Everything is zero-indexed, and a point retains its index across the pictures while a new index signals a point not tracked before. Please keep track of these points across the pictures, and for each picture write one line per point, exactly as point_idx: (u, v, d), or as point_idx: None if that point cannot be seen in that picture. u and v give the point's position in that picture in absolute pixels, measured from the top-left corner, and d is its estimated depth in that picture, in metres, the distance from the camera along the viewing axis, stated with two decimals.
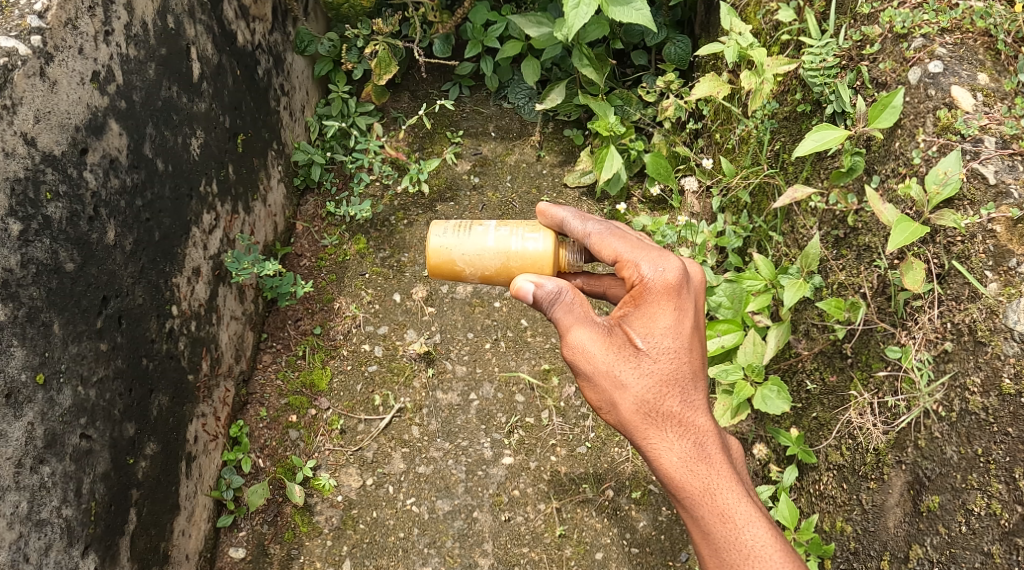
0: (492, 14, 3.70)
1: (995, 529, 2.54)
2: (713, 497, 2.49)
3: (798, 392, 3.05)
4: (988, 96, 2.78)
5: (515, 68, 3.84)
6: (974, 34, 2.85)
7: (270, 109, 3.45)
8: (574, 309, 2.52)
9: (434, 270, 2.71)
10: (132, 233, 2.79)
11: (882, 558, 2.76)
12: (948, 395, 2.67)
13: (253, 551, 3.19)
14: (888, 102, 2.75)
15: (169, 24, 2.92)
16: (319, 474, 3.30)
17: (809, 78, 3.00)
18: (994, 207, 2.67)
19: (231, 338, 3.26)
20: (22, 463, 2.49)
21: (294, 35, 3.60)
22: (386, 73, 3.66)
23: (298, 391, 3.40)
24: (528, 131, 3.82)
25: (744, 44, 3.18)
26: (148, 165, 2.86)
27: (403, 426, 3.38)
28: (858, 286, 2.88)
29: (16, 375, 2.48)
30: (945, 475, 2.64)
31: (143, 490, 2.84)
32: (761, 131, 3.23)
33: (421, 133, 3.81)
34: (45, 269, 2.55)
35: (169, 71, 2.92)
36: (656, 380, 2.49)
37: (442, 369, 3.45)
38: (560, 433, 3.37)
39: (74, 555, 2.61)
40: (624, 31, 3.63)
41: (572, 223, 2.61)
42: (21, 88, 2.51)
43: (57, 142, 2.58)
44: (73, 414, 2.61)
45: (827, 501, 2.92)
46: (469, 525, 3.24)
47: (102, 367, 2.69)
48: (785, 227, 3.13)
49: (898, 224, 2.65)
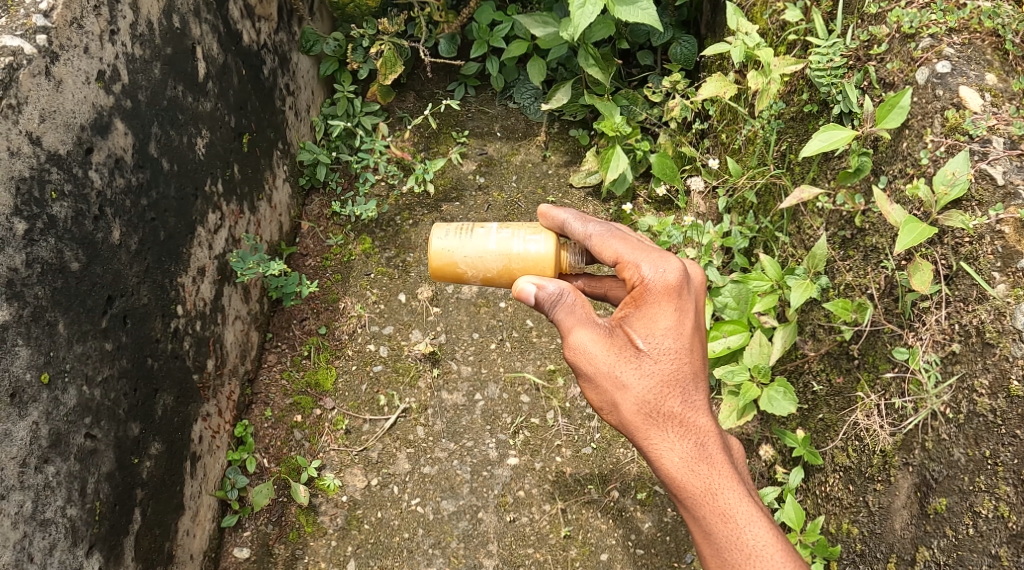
0: (497, 14, 3.70)
1: (1003, 531, 2.53)
2: (714, 497, 2.48)
3: (804, 393, 3.03)
4: (996, 96, 2.76)
5: (520, 68, 3.83)
6: (982, 34, 2.83)
7: (276, 108, 3.44)
8: (576, 310, 2.51)
9: (436, 273, 2.71)
10: (137, 232, 2.79)
11: (889, 560, 2.74)
12: (956, 396, 2.65)
13: (257, 551, 3.18)
14: (895, 102, 2.73)
15: (174, 23, 2.92)
16: (323, 474, 3.29)
17: (816, 78, 2.99)
18: (1002, 208, 2.65)
19: (236, 338, 3.25)
20: (26, 462, 2.49)
21: (300, 35, 3.60)
22: (392, 73, 3.66)
23: (303, 391, 3.39)
24: (534, 132, 3.81)
25: (750, 44, 3.17)
26: (154, 165, 2.86)
27: (408, 426, 3.37)
28: (865, 287, 2.87)
29: (21, 375, 2.48)
30: (952, 477, 2.63)
31: (148, 490, 2.84)
32: (767, 131, 3.21)
33: (426, 133, 3.80)
34: (50, 269, 2.54)
35: (174, 71, 2.92)
36: (657, 380, 2.48)
37: (448, 369, 3.44)
38: (565, 434, 3.36)
39: (78, 554, 2.60)
40: (630, 31, 3.63)
41: (573, 225, 2.60)
42: (26, 88, 2.50)
43: (63, 141, 2.58)
44: (78, 413, 2.61)
45: (833, 503, 2.90)
46: (475, 525, 3.23)
47: (107, 366, 2.69)
48: (792, 228, 3.12)
49: (906, 225, 2.64)
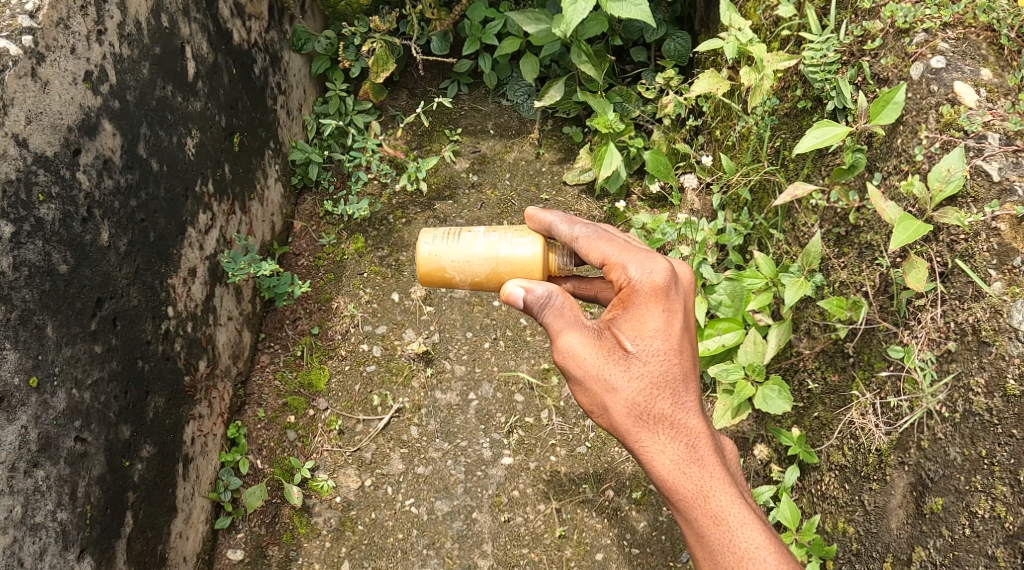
0: (490, 11, 3.66)
1: (1000, 531, 2.51)
2: (706, 499, 2.46)
3: (799, 391, 3.01)
4: (991, 91, 2.73)
5: (513, 65, 3.80)
6: (977, 29, 2.80)
7: (267, 107, 3.42)
8: (564, 313, 2.49)
9: (425, 278, 2.69)
10: (126, 233, 2.77)
11: (885, 560, 2.73)
12: (951, 395, 2.63)
13: (251, 553, 3.17)
14: (890, 98, 2.72)
15: (163, 23, 2.90)
16: (317, 475, 3.28)
17: (809, 73, 2.96)
18: (998, 205, 2.63)
19: (229, 339, 3.23)
20: (15, 467, 2.47)
21: (291, 33, 3.57)
22: (384, 70, 3.64)
23: (296, 391, 3.37)
24: (527, 129, 3.78)
25: (744, 39, 3.14)
26: (143, 165, 2.83)
27: (402, 426, 3.36)
28: (859, 285, 2.85)
29: (9, 378, 2.46)
30: (949, 476, 2.61)
31: (140, 492, 2.82)
32: (761, 128, 3.19)
33: (419, 131, 3.78)
34: (38, 271, 2.52)
35: (163, 71, 2.90)
36: (647, 382, 2.46)
37: (441, 369, 3.42)
38: (560, 433, 3.34)
39: (69, 558, 2.59)
40: (624, 27, 3.59)
41: (560, 227, 2.58)
42: (13, 89, 2.48)
43: (50, 143, 2.56)
44: (68, 416, 2.59)
45: (829, 502, 2.89)
46: (469, 526, 3.22)
47: (97, 369, 2.67)
48: (786, 225, 3.10)
49: (900, 222, 2.61)
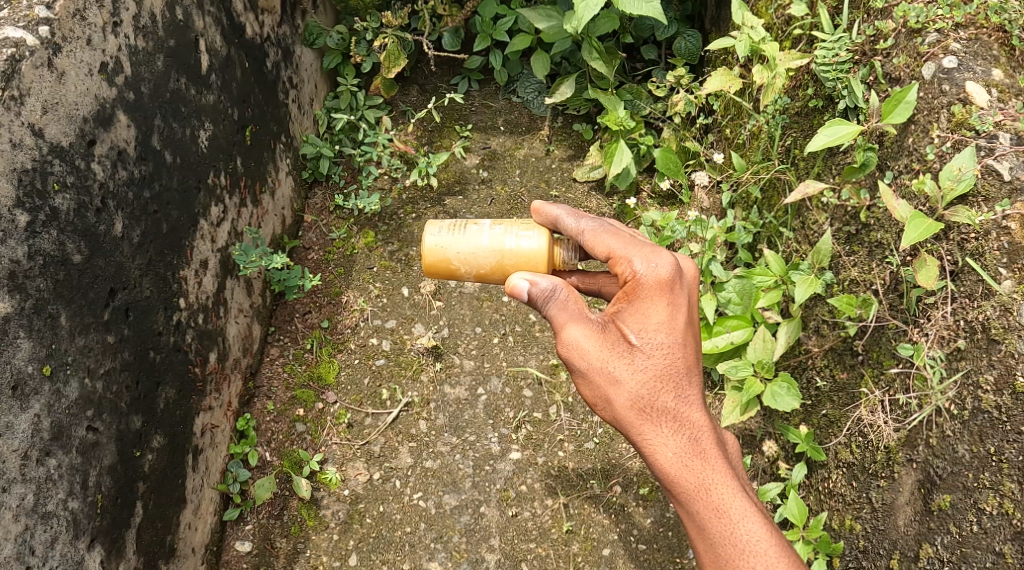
0: (501, 8, 3.66)
1: (1007, 528, 2.52)
2: (708, 492, 2.47)
3: (808, 388, 3.03)
4: (1003, 92, 2.75)
5: (524, 62, 3.81)
6: (989, 29, 2.82)
7: (279, 102, 3.44)
8: (569, 306, 2.50)
9: (429, 270, 2.71)
10: (139, 225, 2.78)
11: (892, 557, 2.74)
12: (960, 393, 2.64)
13: (259, 545, 3.18)
14: (901, 97, 2.72)
15: (177, 16, 2.91)
16: (325, 468, 3.29)
17: (820, 72, 2.97)
18: (1009, 204, 2.64)
19: (239, 332, 3.25)
20: (28, 455, 2.47)
21: (304, 27, 3.59)
22: (395, 66, 3.66)
23: (305, 384, 3.39)
24: (538, 126, 3.80)
25: (755, 38, 3.15)
26: (156, 157, 2.85)
27: (411, 420, 3.37)
28: (869, 283, 2.86)
29: (22, 367, 2.47)
30: (957, 473, 2.62)
31: (150, 483, 2.83)
32: (772, 127, 3.20)
33: (429, 127, 3.80)
34: (52, 261, 2.53)
35: (177, 63, 2.91)
36: (651, 375, 2.47)
37: (450, 363, 3.44)
38: (567, 428, 3.35)
39: (79, 548, 2.59)
40: (635, 25, 3.61)
41: (566, 221, 2.60)
42: (29, 79, 2.48)
43: (65, 133, 2.56)
44: (80, 406, 2.60)
45: (836, 499, 2.90)
46: (476, 520, 3.23)
47: (109, 359, 2.68)
48: (796, 223, 3.11)
49: (911, 220, 2.63)
